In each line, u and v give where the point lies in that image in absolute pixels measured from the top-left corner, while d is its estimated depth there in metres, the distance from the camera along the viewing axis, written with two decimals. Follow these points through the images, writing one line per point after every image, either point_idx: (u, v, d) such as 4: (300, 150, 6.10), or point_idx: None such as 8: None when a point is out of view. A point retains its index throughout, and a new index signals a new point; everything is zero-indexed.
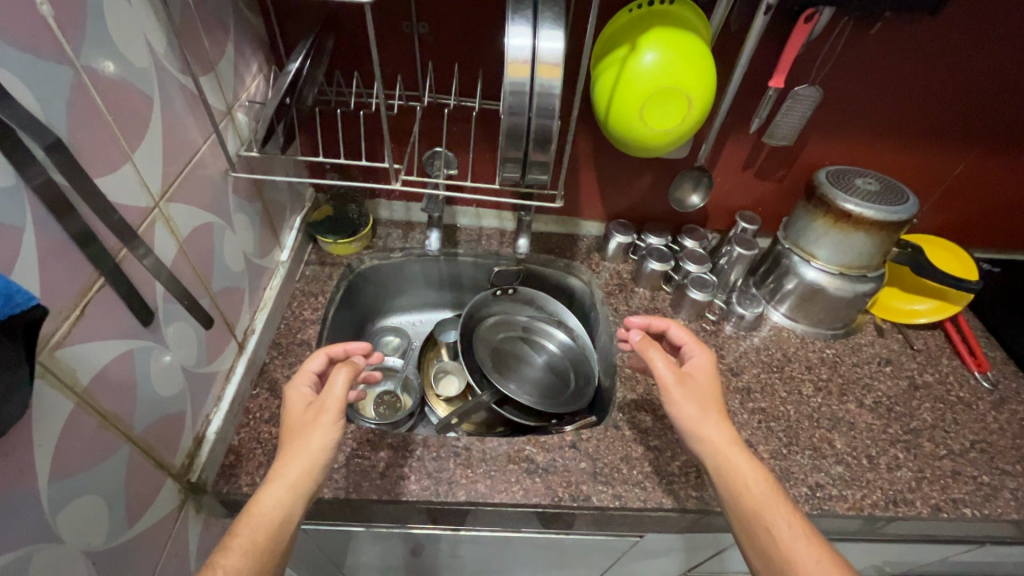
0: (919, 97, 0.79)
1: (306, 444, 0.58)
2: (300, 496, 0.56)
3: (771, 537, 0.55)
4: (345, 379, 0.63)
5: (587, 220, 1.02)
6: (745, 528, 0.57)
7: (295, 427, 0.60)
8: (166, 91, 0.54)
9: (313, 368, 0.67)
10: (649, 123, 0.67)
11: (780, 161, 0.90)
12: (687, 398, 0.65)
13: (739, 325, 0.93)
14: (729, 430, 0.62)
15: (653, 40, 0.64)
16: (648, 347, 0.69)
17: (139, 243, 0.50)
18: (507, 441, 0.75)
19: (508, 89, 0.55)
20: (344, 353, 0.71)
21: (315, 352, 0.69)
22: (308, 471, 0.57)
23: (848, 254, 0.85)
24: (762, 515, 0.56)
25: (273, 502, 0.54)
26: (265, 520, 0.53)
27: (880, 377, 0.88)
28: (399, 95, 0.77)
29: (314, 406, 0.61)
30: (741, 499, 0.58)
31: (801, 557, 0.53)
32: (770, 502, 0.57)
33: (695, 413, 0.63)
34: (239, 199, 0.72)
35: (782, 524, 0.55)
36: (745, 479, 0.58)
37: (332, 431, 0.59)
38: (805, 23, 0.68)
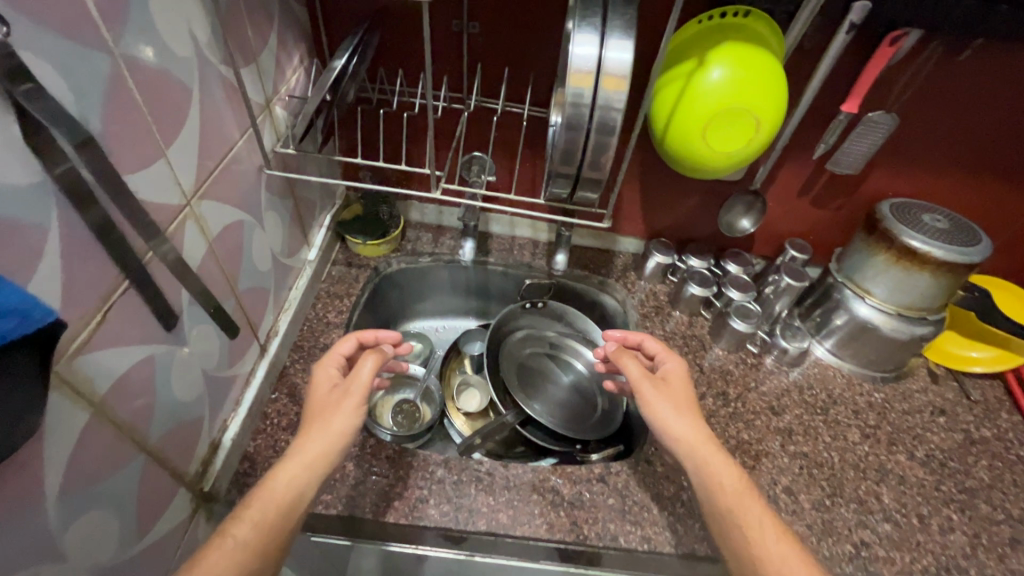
0: (1003, 135, 0.73)
1: (326, 424, 0.58)
2: (316, 476, 0.56)
3: (747, 543, 0.50)
4: (371, 366, 0.63)
5: (625, 236, 0.98)
6: (719, 530, 0.53)
7: (317, 406, 0.61)
8: (207, 83, 0.51)
9: (343, 351, 0.70)
10: (710, 143, 0.63)
11: (840, 188, 0.84)
12: (662, 398, 0.59)
13: (781, 359, 0.87)
14: (705, 431, 0.57)
15: (723, 54, 0.60)
16: (621, 355, 0.65)
17: (165, 243, 0.47)
18: (532, 468, 0.71)
19: (569, 100, 0.51)
20: (374, 340, 0.74)
21: (347, 335, 0.72)
22: (325, 453, 0.57)
23: (909, 294, 0.79)
24: (734, 511, 0.52)
25: (288, 478, 0.54)
26: (278, 498, 0.53)
27: (933, 429, 0.82)
28: (443, 97, 0.73)
29: (338, 389, 0.62)
30: (714, 497, 0.53)
31: (772, 554, 0.49)
32: (745, 504, 0.52)
33: (666, 414, 0.58)
34: (270, 196, 0.69)
35: (756, 530, 0.51)
36: (718, 478, 0.54)
37: (353, 418, 0.60)
38: (889, 44, 0.63)
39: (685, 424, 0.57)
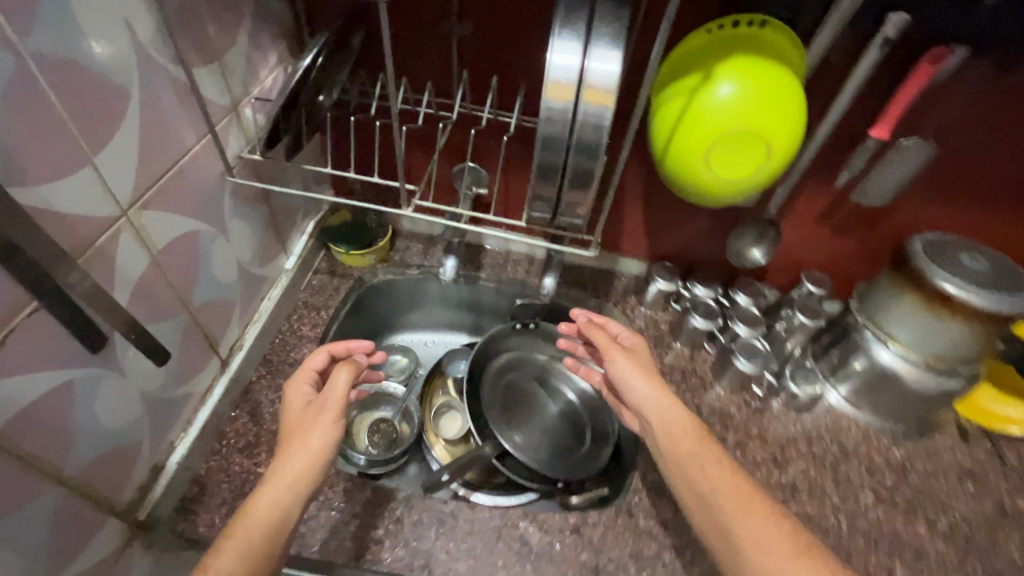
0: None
1: (306, 439, 0.54)
2: (298, 496, 0.52)
3: (704, 481, 0.54)
4: (348, 377, 0.58)
5: (627, 257, 0.91)
6: (680, 474, 0.56)
7: (294, 424, 0.57)
8: (150, 83, 0.47)
9: (314, 366, 0.63)
10: (712, 168, 0.56)
11: (866, 219, 0.76)
12: (628, 361, 0.63)
13: (789, 404, 0.79)
14: (665, 389, 0.61)
15: (734, 69, 0.53)
16: (591, 324, 0.68)
17: (76, 271, 0.41)
18: (500, 512, 0.65)
19: (545, 114, 0.45)
20: (346, 351, 0.66)
21: (317, 348, 0.65)
22: (309, 470, 0.53)
23: (939, 342, 0.70)
24: (694, 452, 0.56)
25: (271, 499, 0.50)
26: (262, 522, 0.49)
27: (959, 496, 0.73)
28: (428, 103, 0.68)
29: (315, 404, 0.57)
30: (675, 444, 0.57)
31: (723, 486, 0.53)
32: (703, 449, 0.56)
33: (630, 375, 0.62)
34: (238, 204, 0.64)
35: (713, 470, 0.54)
36: (679, 427, 0.58)
37: (334, 430, 0.55)
38: (931, 63, 0.55)
39: (647, 384, 0.61)
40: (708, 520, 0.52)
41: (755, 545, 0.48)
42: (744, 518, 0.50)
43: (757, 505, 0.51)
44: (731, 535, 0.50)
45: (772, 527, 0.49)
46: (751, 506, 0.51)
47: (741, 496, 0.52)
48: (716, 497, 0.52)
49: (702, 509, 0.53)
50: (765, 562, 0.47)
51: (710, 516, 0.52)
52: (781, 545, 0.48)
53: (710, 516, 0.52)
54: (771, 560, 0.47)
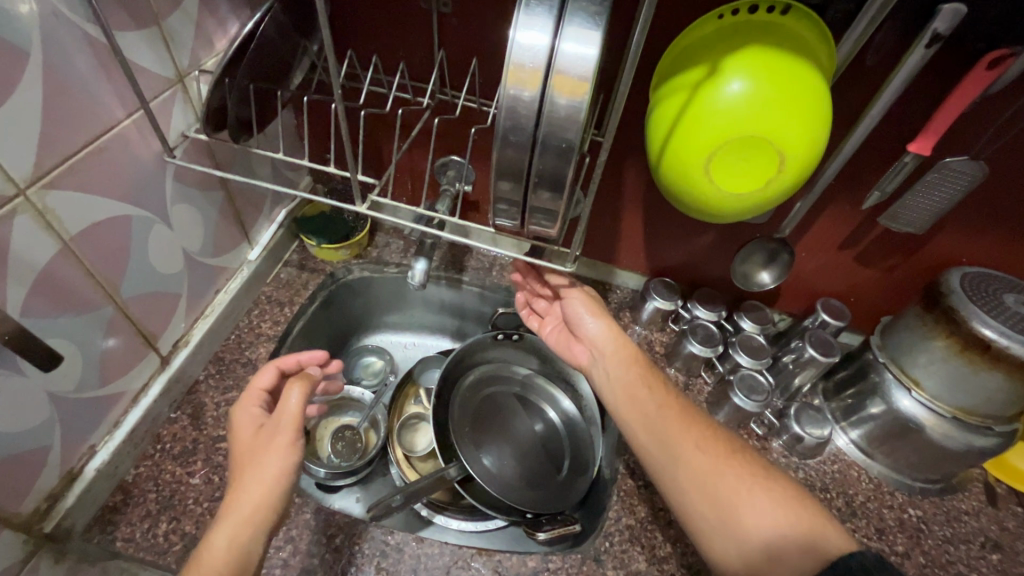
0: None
1: (260, 469, 0.45)
2: (260, 531, 0.44)
3: (649, 401, 0.57)
4: (302, 393, 0.50)
5: (624, 269, 0.83)
6: (628, 395, 0.58)
7: (244, 453, 0.47)
8: (57, 44, 0.41)
9: (263, 386, 0.53)
10: (715, 180, 0.48)
11: (895, 247, 0.66)
12: (585, 300, 0.64)
13: (791, 448, 0.71)
14: (615, 327, 0.63)
15: (747, 62, 0.44)
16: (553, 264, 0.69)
17: None
18: (451, 548, 0.59)
19: (505, 104, 0.37)
20: (297, 366, 0.58)
21: (264, 364, 0.55)
22: (267, 501, 0.45)
23: (968, 395, 0.61)
24: (642, 377, 0.59)
25: (227, 540, 0.43)
26: (218, 569, 0.41)
27: (981, 569, 0.63)
28: (401, 86, 0.60)
29: (266, 430, 0.48)
30: (626, 367, 0.60)
31: (664, 403, 0.56)
32: (648, 373, 0.60)
33: (583, 314, 0.64)
34: (183, 187, 0.58)
35: (657, 393, 0.57)
36: (629, 354, 0.61)
37: (295, 454, 0.47)
38: (988, 68, 0.46)
39: (599, 322, 0.63)
40: (647, 433, 0.55)
41: (691, 448, 0.52)
42: (682, 427, 0.54)
43: (690, 417, 0.55)
44: (676, 445, 0.52)
45: (708, 435, 0.53)
46: (688, 418, 0.55)
47: (682, 411, 0.56)
48: (660, 413, 0.55)
49: (643, 427, 0.55)
50: (700, 459, 0.51)
51: (651, 430, 0.55)
52: (711, 449, 0.52)
53: (650, 427, 0.55)
54: (708, 460, 0.51)
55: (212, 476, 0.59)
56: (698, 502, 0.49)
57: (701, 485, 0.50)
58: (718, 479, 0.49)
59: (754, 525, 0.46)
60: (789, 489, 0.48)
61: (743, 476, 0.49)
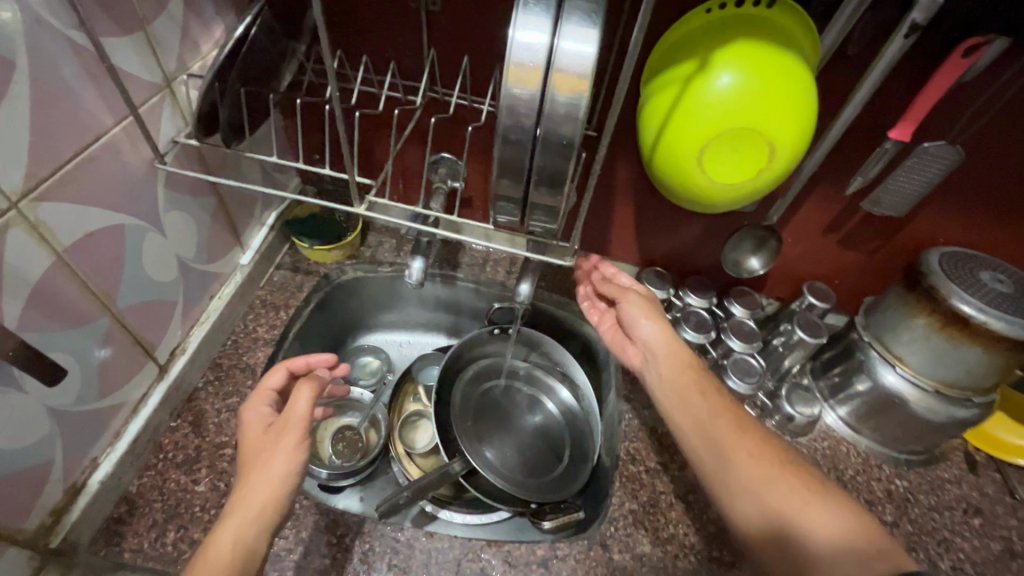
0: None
1: (265, 469, 0.45)
2: (264, 529, 0.43)
3: (702, 406, 0.57)
4: (310, 396, 0.49)
5: (616, 261, 0.84)
6: (681, 401, 0.58)
7: (251, 453, 0.47)
8: (43, 52, 0.40)
9: (272, 386, 0.53)
10: (707, 172, 0.49)
11: (877, 229, 0.69)
12: (641, 304, 0.64)
13: (783, 427, 0.73)
14: (672, 333, 0.62)
15: (735, 56, 0.45)
16: (612, 273, 0.69)
17: None
18: (461, 541, 0.60)
19: (506, 102, 0.37)
20: (306, 367, 0.56)
21: (274, 364, 0.55)
22: (272, 501, 0.44)
23: (951, 370, 0.63)
24: (696, 383, 0.59)
25: (232, 538, 0.42)
26: (222, 567, 0.41)
27: (965, 533, 0.67)
28: (392, 86, 0.60)
29: (273, 430, 0.48)
30: (680, 373, 0.60)
31: (719, 409, 0.56)
32: (702, 379, 0.59)
33: (638, 316, 0.63)
34: (175, 194, 0.57)
35: (710, 399, 0.57)
36: (684, 361, 0.61)
37: (302, 454, 0.47)
38: (963, 56, 0.48)
39: (654, 324, 0.62)
40: (700, 438, 0.55)
41: (743, 455, 0.52)
42: (735, 434, 0.54)
43: (745, 424, 0.55)
44: (727, 451, 0.53)
45: (760, 442, 0.53)
46: (742, 426, 0.55)
47: (736, 418, 0.56)
48: (713, 419, 0.55)
49: (698, 431, 0.56)
50: (753, 467, 0.51)
51: (704, 435, 0.55)
52: (766, 456, 0.52)
53: (703, 432, 0.55)
54: (761, 466, 0.51)
55: (218, 483, 0.59)
56: (750, 505, 0.49)
57: (753, 489, 0.50)
58: (771, 487, 0.49)
59: (805, 531, 0.46)
60: (845, 505, 0.47)
61: (795, 483, 0.49)
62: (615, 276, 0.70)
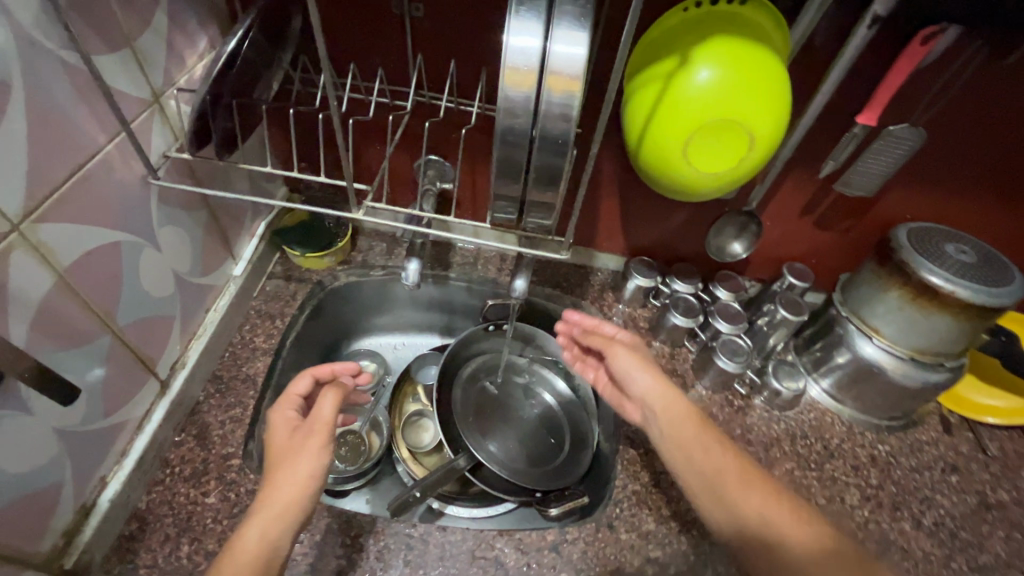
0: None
1: (291, 470, 0.46)
2: (288, 528, 0.45)
3: (706, 462, 0.54)
4: (334, 401, 0.51)
5: (603, 252, 0.86)
6: (684, 456, 0.56)
7: (277, 454, 0.48)
8: (36, 74, 0.40)
9: (299, 392, 0.55)
10: (692, 162, 0.51)
11: (849, 209, 0.73)
12: (631, 354, 0.62)
13: (771, 402, 0.77)
14: (665, 380, 0.60)
15: (713, 51, 0.47)
16: (594, 322, 0.67)
17: None
18: (474, 533, 0.61)
19: (503, 104, 0.39)
20: (331, 375, 0.57)
21: (301, 371, 0.56)
22: (296, 502, 0.46)
23: (924, 338, 0.67)
24: (696, 436, 0.56)
25: (258, 534, 0.44)
26: (249, 561, 0.42)
27: (944, 490, 0.71)
28: (380, 92, 0.61)
29: (299, 433, 0.49)
30: (679, 426, 0.57)
31: (725, 463, 0.53)
32: (703, 430, 0.56)
33: (630, 370, 0.61)
34: (167, 209, 0.57)
35: (713, 450, 0.55)
36: (681, 411, 0.58)
37: (325, 456, 0.48)
38: (921, 44, 0.51)
39: (647, 376, 0.60)
40: (712, 502, 0.53)
41: (755, 516, 0.50)
42: (744, 490, 0.51)
43: (753, 477, 0.52)
44: (738, 511, 0.51)
45: (770, 500, 0.51)
46: (751, 483, 0.52)
47: (742, 471, 0.53)
48: (719, 476, 0.53)
49: (706, 489, 0.53)
50: (765, 528, 0.49)
51: (715, 498, 0.53)
52: (777, 514, 0.49)
53: (711, 489, 0.53)
54: (776, 530, 0.49)
55: (228, 494, 0.60)
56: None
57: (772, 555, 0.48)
58: (785, 550, 0.47)
59: None
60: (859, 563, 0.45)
61: (813, 550, 0.47)
62: (597, 326, 0.67)
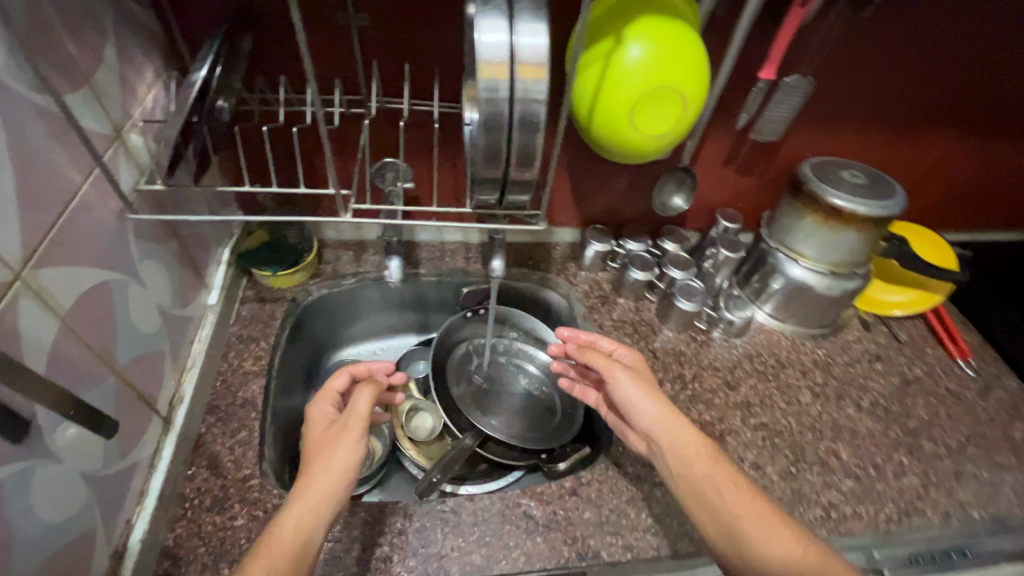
0: (918, 83, 0.76)
1: (327, 461, 0.49)
2: (323, 518, 0.47)
3: (724, 503, 0.55)
4: (369, 397, 0.55)
5: (559, 227, 0.93)
6: (698, 497, 0.56)
7: (315, 445, 0.52)
8: (13, 120, 0.40)
9: (337, 387, 0.59)
10: (637, 128, 0.59)
11: (762, 154, 0.84)
12: (633, 381, 0.62)
13: (727, 332, 0.87)
14: (672, 409, 0.61)
15: (641, 30, 0.55)
16: (588, 350, 0.67)
17: None
18: (499, 496, 0.66)
19: (482, 94, 0.44)
20: (367, 372, 0.62)
21: (339, 369, 0.60)
22: (330, 493, 0.49)
23: (838, 253, 0.80)
24: (712, 478, 0.56)
25: (295, 522, 0.46)
26: (284, 549, 0.45)
27: (874, 376, 0.85)
28: (338, 102, 0.64)
29: (335, 425, 0.53)
30: (692, 465, 0.57)
31: (746, 510, 0.54)
32: (717, 471, 0.57)
33: (634, 395, 0.61)
34: (144, 244, 0.57)
35: (730, 491, 0.55)
36: (691, 447, 0.58)
37: (357, 450, 0.51)
38: (800, 6, 0.61)
39: (651, 403, 0.61)
40: (735, 551, 0.53)
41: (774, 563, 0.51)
42: (765, 535, 0.52)
43: (773, 522, 0.53)
44: (759, 557, 0.51)
45: (794, 545, 0.52)
46: (774, 532, 0.52)
47: (761, 514, 0.54)
48: (738, 521, 0.53)
49: (722, 531, 0.54)
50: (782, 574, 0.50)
51: (735, 542, 0.53)
52: (794, 557, 0.51)
53: (730, 535, 0.53)
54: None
55: (256, 512, 0.60)
56: None
57: None
58: None
59: None
60: None
61: None
62: (595, 344, 0.71)
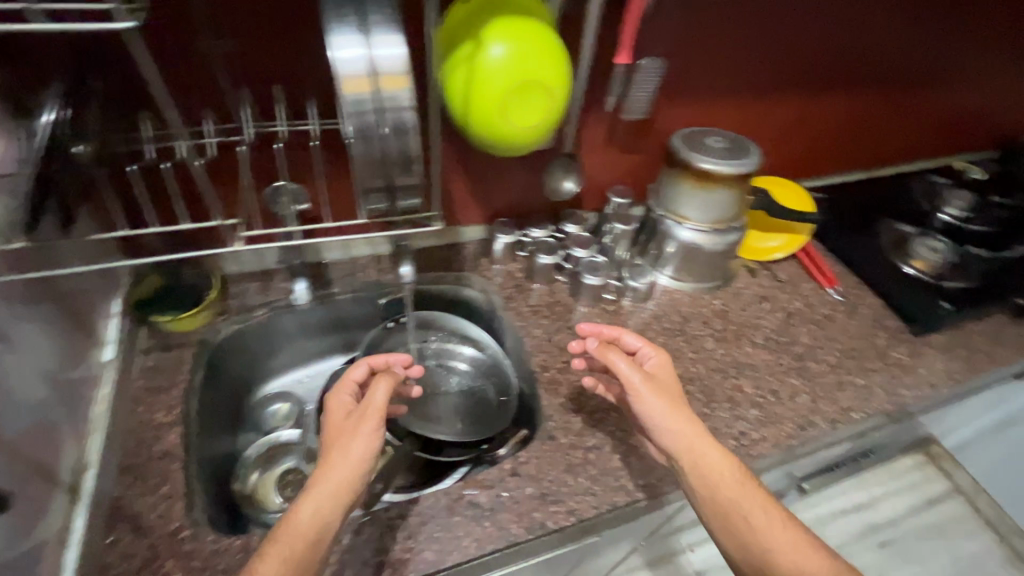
0: (753, 53, 0.87)
1: (346, 450, 0.54)
2: (339, 507, 0.51)
3: (752, 529, 0.56)
4: (385, 390, 0.59)
5: (466, 226, 0.96)
6: (720, 521, 0.57)
7: (335, 433, 0.57)
8: None
9: (356, 378, 0.64)
10: (510, 121, 0.62)
11: (636, 132, 0.92)
12: (658, 398, 0.63)
13: (635, 298, 0.94)
14: (694, 425, 0.62)
15: (497, 31, 0.59)
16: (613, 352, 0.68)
17: None
18: (443, 491, 0.68)
19: (349, 108, 0.46)
20: (384, 363, 0.67)
21: (358, 360, 0.66)
22: (348, 482, 0.53)
23: (716, 210, 0.89)
24: (738, 504, 0.57)
25: (312, 510, 0.50)
26: (304, 532, 0.49)
27: (763, 314, 0.96)
28: (212, 132, 0.63)
29: (354, 415, 0.57)
30: (716, 491, 0.58)
31: (772, 538, 0.55)
32: (745, 499, 0.57)
33: (658, 409, 0.63)
34: (14, 307, 0.53)
35: (760, 518, 0.56)
36: (718, 472, 0.59)
37: (374, 440, 0.55)
38: None
39: (674, 420, 0.62)
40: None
41: None
42: (797, 561, 0.53)
43: (804, 549, 0.54)
44: None
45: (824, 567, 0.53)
46: (805, 556, 0.54)
47: (788, 539, 0.55)
48: (770, 553, 0.54)
49: (746, 555, 0.56)
50: None
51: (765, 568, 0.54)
52: None
53: (759, 561, 0.55)
54: None
55: (192, 563, 0.57)
56: None
57: None
58: None
59: None
60: None
61: None
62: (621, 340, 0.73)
